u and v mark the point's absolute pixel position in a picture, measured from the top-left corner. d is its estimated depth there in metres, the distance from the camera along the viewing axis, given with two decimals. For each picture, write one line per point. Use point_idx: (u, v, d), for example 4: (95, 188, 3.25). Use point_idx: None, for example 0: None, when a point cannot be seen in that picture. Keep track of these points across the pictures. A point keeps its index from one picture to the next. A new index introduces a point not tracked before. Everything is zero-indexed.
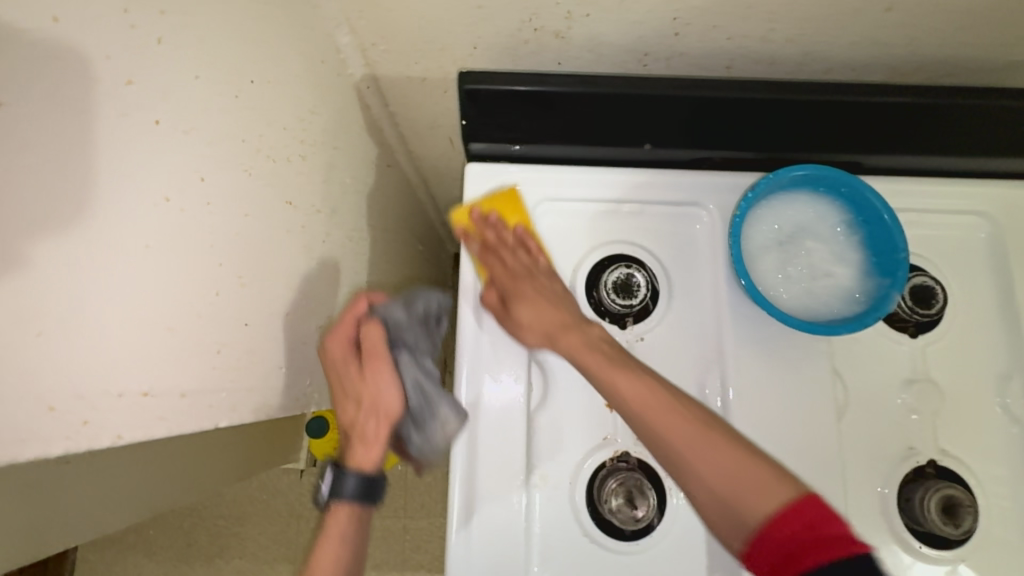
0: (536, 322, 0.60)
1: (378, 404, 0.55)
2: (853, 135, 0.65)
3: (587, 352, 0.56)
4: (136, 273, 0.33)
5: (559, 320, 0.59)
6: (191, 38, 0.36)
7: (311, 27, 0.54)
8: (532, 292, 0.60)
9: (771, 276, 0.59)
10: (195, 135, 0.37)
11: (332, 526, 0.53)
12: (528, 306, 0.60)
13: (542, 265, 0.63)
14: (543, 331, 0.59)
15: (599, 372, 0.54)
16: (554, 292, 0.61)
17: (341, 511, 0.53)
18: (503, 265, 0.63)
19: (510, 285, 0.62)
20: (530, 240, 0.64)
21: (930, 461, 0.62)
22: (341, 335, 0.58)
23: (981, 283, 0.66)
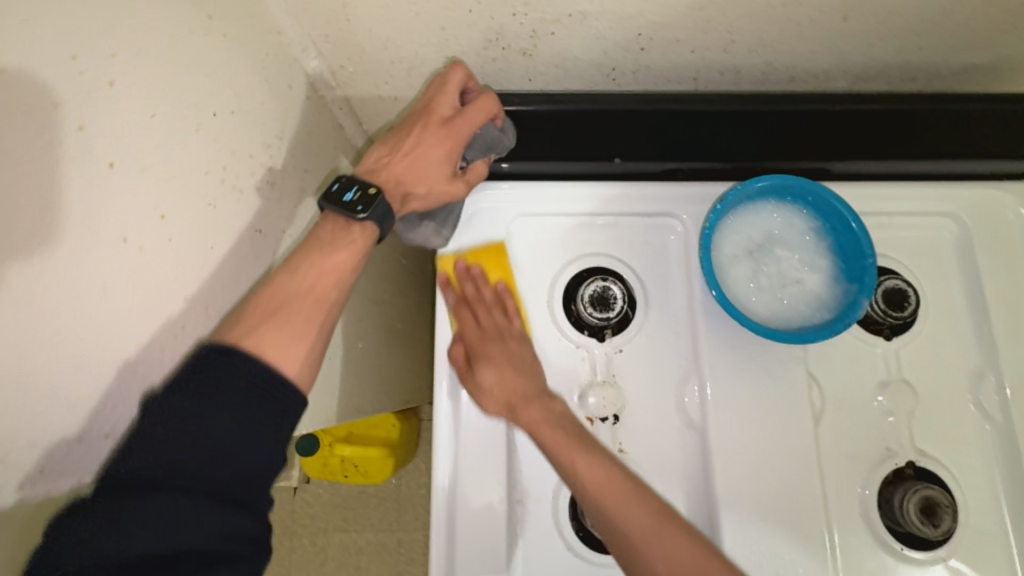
0: (502, 387, 0.59)
1: (461, 183, 0.59)
2: (815, 142, 0.67)
3: (547, 428, 0.57)
4: (90, 316, 0.33)
5: (526, 391, 0.59)
6: (145, 76, 0.36)
7: (275, 54, 0.54)
8: (502, 360, 0.60)
9: (742, 286, 0.59)
10: (152, 173, 0.37)
11: (339, 254, 0.50)
12: (494, 374, 0.60)
13: (516, 329, 0.63)
14: (506, 399, 0.59)
15: (555, 449, 0.56)
16: (524, 360, 0.61)
17: (366, 237, 0.52)
18: (477, 324, 0.63)
19: (479, 344, 0.61)
20: (509, 298, 0.64)
21: (909, 462, 0.62)
22: (478, 113, 0.57)
23: (951, 283, 0.68)
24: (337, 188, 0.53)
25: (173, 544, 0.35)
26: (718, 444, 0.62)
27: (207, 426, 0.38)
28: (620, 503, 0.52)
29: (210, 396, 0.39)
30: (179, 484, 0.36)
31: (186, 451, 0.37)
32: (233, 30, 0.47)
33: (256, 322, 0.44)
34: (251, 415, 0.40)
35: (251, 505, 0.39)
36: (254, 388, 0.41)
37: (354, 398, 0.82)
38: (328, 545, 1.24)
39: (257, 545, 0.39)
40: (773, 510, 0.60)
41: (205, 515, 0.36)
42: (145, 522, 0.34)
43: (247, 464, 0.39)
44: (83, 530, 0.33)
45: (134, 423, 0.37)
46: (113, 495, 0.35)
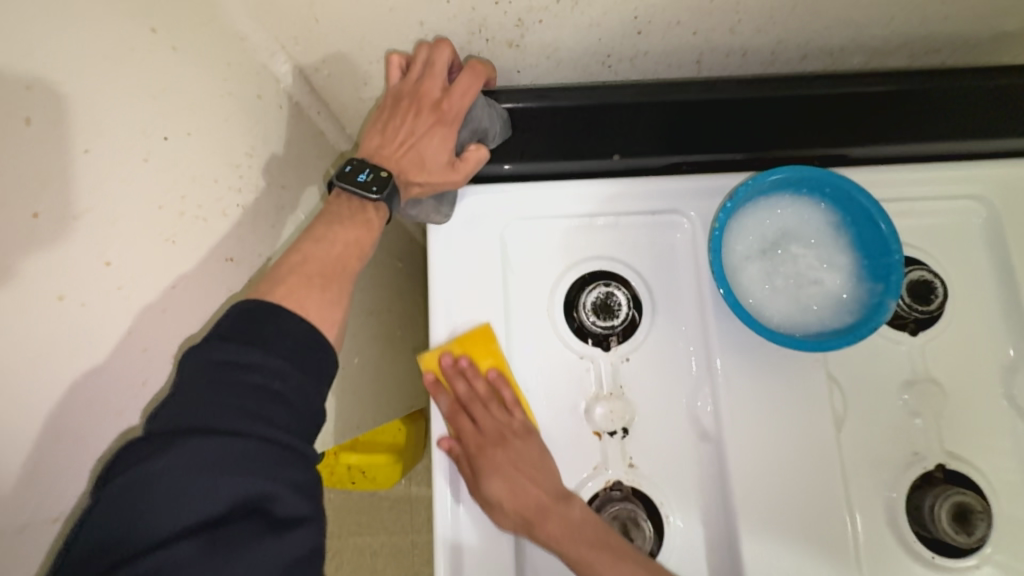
0: (511, 501, 0.54)
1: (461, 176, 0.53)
2: (830, 127, 0.61)
3: (569, 544, 0.52)
4: (28, 385, 0.31)
5: (536, 505, 0.53)
6: (72, 107, 0.32)
7: (238, 62, 0.50)
8: (508, 469, 0.54)
9: (757, 288, 0.55)
10: (91, 216, 0.34)
11: (357, 228, 0.48)
12: (502, 485, 0.54)
13: (518, 424, 0.57)
14: (520, 515, 0.54)
15: (580, 566, 0.51)
16: (530, 464, 0.55)
17: (380, 218, 0.50)
18: (475, 428, 0.57)
19: (480, 453, 0.56)
20: (505, 388, 0.58)
21: (938, 466, 0.58)
22: (468, 93, 0.52)
23: (981, 271, 0.63)
24: (350, 167, 0.50)
25: (226, 485, 0.34)
26: (733, 455, 0.58)
27: (258, 371, 0.38)
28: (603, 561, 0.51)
29: (259, 341, 0.39)
30: (230, 425, 0.36)
31: (237, 393, 0.37)
32: (184, 42, 0.42)
33: (292, 284, 0.44)
34: (297, 364, 0.40)
35: (299, 449, 0.38)
36: (301, 338, 0.41)
37: (353, 414, 0.79)
38: (339, 551, 1.23)
39: (306, 492, 0.38)
40: (793, 522, 0.57)
41: (256, 457, 0.35)
42: (199, 469, 0.34)
43: (295, 410, 0.39)
44: (143, 469, 0.34)
45: (184, 371, 0.37)
46: (170, 436, 0.35)
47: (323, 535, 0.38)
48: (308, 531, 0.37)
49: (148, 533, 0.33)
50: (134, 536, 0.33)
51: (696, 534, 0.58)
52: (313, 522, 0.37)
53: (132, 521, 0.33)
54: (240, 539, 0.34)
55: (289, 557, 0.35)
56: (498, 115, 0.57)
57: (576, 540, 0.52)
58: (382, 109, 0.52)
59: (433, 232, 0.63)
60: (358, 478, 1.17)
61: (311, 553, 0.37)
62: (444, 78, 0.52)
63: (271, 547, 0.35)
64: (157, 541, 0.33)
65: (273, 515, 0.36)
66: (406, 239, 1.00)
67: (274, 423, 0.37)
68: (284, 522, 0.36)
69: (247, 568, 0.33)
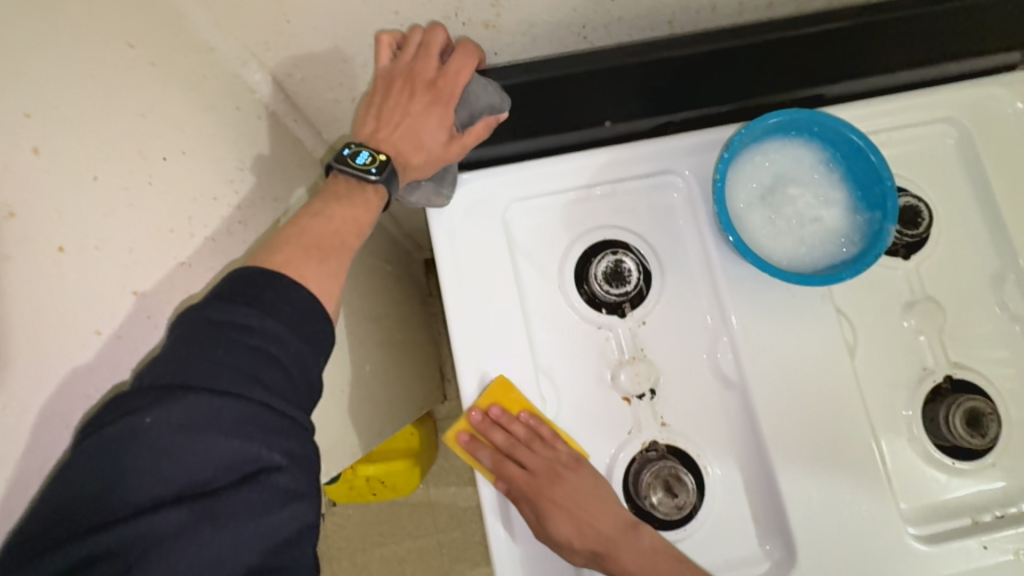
0: (581, 535, 0.54)
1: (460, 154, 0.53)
2: (806, 68, 0.63)
3: (640, 572, 0.53)
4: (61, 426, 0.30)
5: (606, 534, 0.54)
6: (74, 134, 0.31)
7: (213, 74, 0.47)
8: (571, 508, 0.55)
9: (763, 234, 0.56)
10: (110, 246, 0.32)
11: (355, 206, 0.46)
12: (569, 524, 0.55)
13: (565, 456, 0.57)
14: (589, 548, 0.55)
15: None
16: (589, 494, 0.55)
17: (380, 199, 0.48)
18: (523, 471, 0.56)
19: (541, 496, 0.55)
20: (546, 428, 0.58)
21: (946, 377, 0.62)
22: (463, 70, 0.51)
23: (959, 189, 0.66)
24: (349, 149, 0.48)
25: (220, 448, 0.32)
26: (759, 399, 0.60)
27: (256, 334, 0.35)
28: (669, 566, 0.53)
29: (258, 303, 0.36)
30: (226, 386, 0.33)
31: (233, 354, 0.34)
32: (162, 58, 0.40)
33: (293, 253, 0.41)
34: (298, 333, 0.37)
35: (296, 420, 0.35)
36: (304, 308, 0.38)
37: (374, 422, 0.78)
38: (370, 563, 1.22)
39: (300, 466, 0.34)
40: (824, 453, 0.59)
41: (252, 422, 0.33)
42: (192, 429, 0.32)
43: (295, 379, 0.36)
44: (127, 424, 0.31)
45: (174, 331, 0.34)
46: (160, 391, 0.32)
47: (315, 514, 0.35)
48: (299, 509, 0.34)
49: (133, 490, 0.30)
50: (119, 495, 0.30)
51: (734, 479, 0.60)
52: (306, 500, 0.34)
53: (117, 479, 0.30)
54: (231, 507, 0.31)
55: (276, 536, 0.32)
56: (498, 89, 0.56)
57: (645, 562, 0.53)
58: (374, 91, 0.51)
59: (435, 222, 0.62)
60: (377, 488, 1.15)
61: (301, 534, 0.34)
62: (435, 56, 0.51)
63: (260, 523, 0.32)
64: (142, 499, 0.30)
65: (266, 485, 0.32)
66: (391, 240, 0.97)
67: (271, 389, 0.34)
68: (276, 493, 0.33)
69: (233, 540, 0.31)
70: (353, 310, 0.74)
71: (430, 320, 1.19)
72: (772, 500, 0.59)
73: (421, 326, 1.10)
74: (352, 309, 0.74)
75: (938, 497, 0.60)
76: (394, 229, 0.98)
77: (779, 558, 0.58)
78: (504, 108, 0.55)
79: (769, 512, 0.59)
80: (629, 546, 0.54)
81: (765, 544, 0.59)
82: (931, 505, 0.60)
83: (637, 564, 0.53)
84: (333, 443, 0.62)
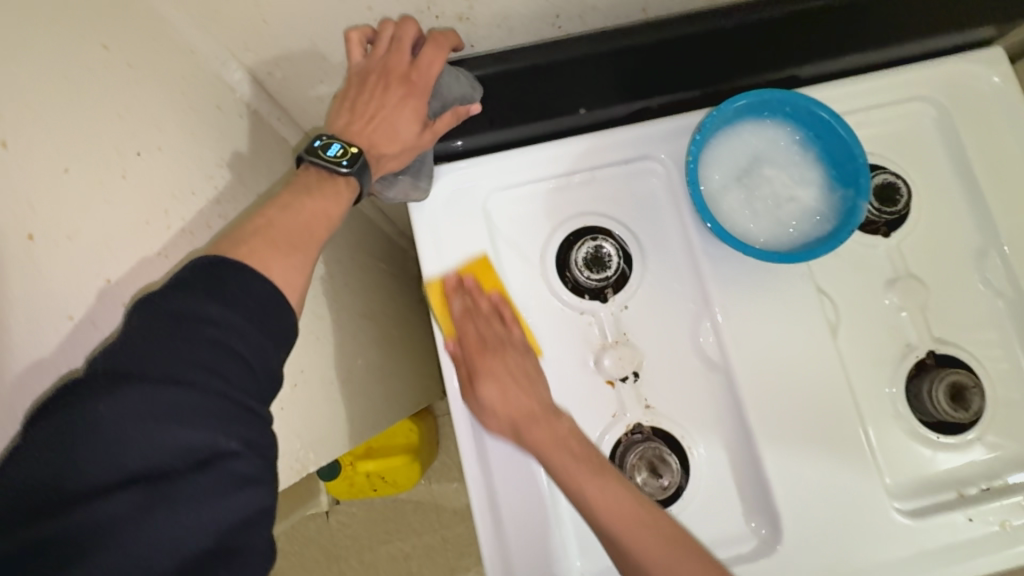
0: (502, 402, 0.54)
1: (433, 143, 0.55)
2: (779, 50, 0.63)
3: (555, 455, 0.52)
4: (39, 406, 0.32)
5: (528, 410, 0.54)
6: (46, 129, 0.32)
7: (191, 73, 0.48)
8: (506, 374, 0.55)
9: (739, 214, 0.57)
10: (82, 236, 0.34)
11: (326, 199, 0.47)
12: (495, 387, 0.55)
13: (517, 339, 0.58)
14: (509, 420, 0.54)
15: (564, 477, 0.51)
16: (525, 371, 0.56)
17: (350, 191, 0.48)
18: (474, 333, 0.57)
19: (478, 359, 0.56)
20: (507, 308, 0.59)
21: (929, 352, 0.62)
22: (436, 63, 0.52)
23: (939, 167, 0.66)
24: (320, 142, 0.49)
25: (176, 435, 0.32)
26: (742, 379, 0.60)
27: (217, 327, 0.35)
28: (588, 479, 0.50)
29: (218, 294, 0.37)
30: (182, 375, 0.33)
31: (192, 345, 0.34)
32: (138, 57, 0.41)
33: (268, 243, 0.42)
34: (258, 325, 0.37)
35: (254, 410, 0.36)
36: (265, 303, 0.38)
37: (367, 415, 0.79)
38: (373, 559, 1.23)
39: (257, 452, 0.35)
40: (808, 431, 0.60)
41: (208, 409, 0.33)
42: (148, 417, 0.32)
43: (254, 371, 0.37)
44: (81, 410, 0.31)
45: (132, 321, 0.35)
46: (115, 379, 0.32)
47: (272, 498, 0.36)
48: (256, 493, 0.34)
49: (86, 476, 0.30)
50: (68, 481, 0.30)
51: (719, 460, 0.61)
52: (263, 484, 0.35)
53: (66, 465, 0.30)
54: (186, 491, 0.32)
55: (231, 519, 0.33)
56: (470, 79, 0.58)
57: (564, 450, 0.51)
58: (348, 87, 0.51)
59: (416, 216, 0.63)
60: (378, 484, 1.16)
61: (258, 515, 0.34)
62: (408, 51, 0.52)
63: (215, 506, 0.32)
64: (93, 484, 0.30)
65: (222, 470, 0.33)
66: (384, 238, 0.98)
67: (230, 379, 0.35)
68: (231, 478, 0.33)
69: (186, 523, 0.31)
70: (343, 306, 0.75)
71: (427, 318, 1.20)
72: (758, 479, 0.59)
73: (417, 324, 1.10)
74: (343, 304, 0.75)
75: (927, 470, 0.60)
76: (386, 227, 0.99)
77: (765, 536, 0.59)
78: (476, 98, 0.57)
79: (754, 491, 0.60)
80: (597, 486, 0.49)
81: (752, 522, 0.60)
82: (917, 480, 0.60)
83: (575, 483, 0.50)
84: (322, 434, 0.64)
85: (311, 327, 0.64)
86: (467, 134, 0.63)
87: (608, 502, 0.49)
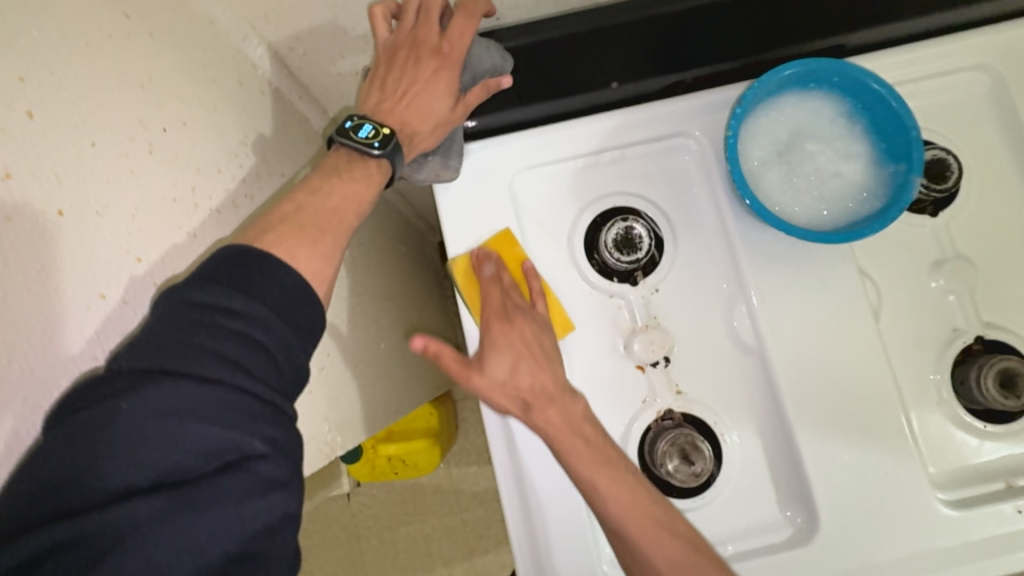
0: (514, 380, 0.52)
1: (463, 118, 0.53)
2: (821, 18, 0.60)
3: (568, 435, 0.51)
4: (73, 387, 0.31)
5: (543, 387, 0.52)
6: (69, 100, 0.31)
7: (212, 47, 0.47)
8: (520, 348, 0.53)
9: (779, 191, 0.54)
10: (110, 212, 0.33)
11: (356, 182, 0.44)
12: (504, 359, 0.53)
13: (541, 316, 0.56)
14: (520, 395, 0.52)
15: (575, 466, 0.50)
16: (543, 348, 0.54)
17: (382, 175, 0.46)
18: (497, 301, 0.56)
19: (489, 328, 0.54)
20: (534, 279, 0.58)
21: (977, 338, 0.58)
22: (467, 34, 0.50)
23: (994, 142, 0.62)
24: (352, 122, 0.46)
25: (200, 435, 0.31)
26: (778, 364, 0.58)
27: (240, 319, 0.34)
28: (597, 468, 0.49)
29: (244, 286, 0.35)
30: (206, 371, 0.32)
31: (216, 338, 0.33)
32: (160, 28, 0.40)
33: (295, 223, 0.40)
34: (285, 319, 0.36)
35: (280, 408, 0.34)
36: (293, 291, 0.36)
37: (390, 399, 0.78)
38: (394, 540, 1.25)
39: (283, 454, 0.34)
40: (846, 418, 0.57)
41: (233, 409, 0.32)
42: (172, 416, 0.30)
43: (279, 367, 0.35)
44: (105, 408, 0.29)
45: (155, 314, 0.33)
46: (139, 376, 0.30)
47: (297, 503, 0.34)
48: (282, 496, 0.33)
49: (109, 478, 0.29)
50: (90, 481, 0.29)
51: (754, 447, 0.59)
52: (288, 488, 0.33)
53: (88, 465, 0.29)
54: (209, 495, 0.30)
55: (256, 524, 0.31)
56: (500, 49, 0.55)
57: (572, 434, 0.51)
58: (377, 65, 0.49)
59: (442, 197, 0.61)
60: (398, 467, 1.17)
61: (283, 521, 0.33)
62: (436, 20, 0.49)
63: (240, 511, 0.31)
64: (115, 486, 0.29)
65: (247, 472, 0.32)
66: (404, 222, 0.97)
67: (254, 375, 0.33)
68: (258, 480, 0.32)
69: (211, 527, 0.29)
70: (366, 289, 0.73)
71: (446, 302, 1.18)
72: (794, 467, 0.58)
73: (437, 308, 1.09)
74: (365, 287, 0.74)
75: (970, 460, 0.58)
76: (405, 210, 0.98)
77: (801, 525, 0.57)
78: (507, 69, 0.54)
79: (790, 479, 0.58)
80: (595, 454, 0.50)
81: (787, 510, 0.58)
82: (959, 470, 0.58)
83: (585, 470, 0.49)
84: (347, 416, 0.63)
85: (335, 310, 0.63)
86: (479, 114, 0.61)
87: (614, 494, 0.49)
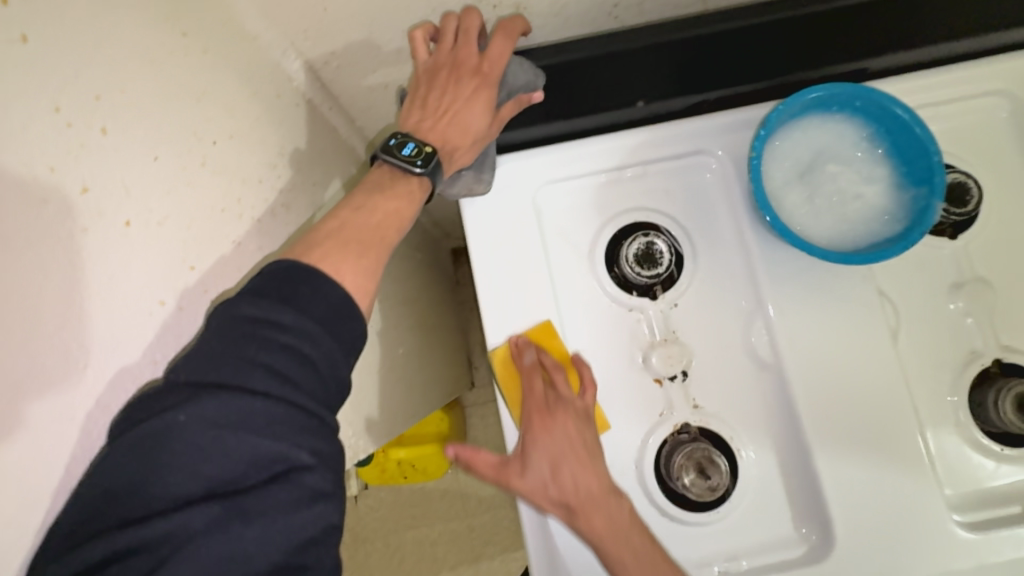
0: (556, 481, 0.51)
1: (497, 133, 0.54)
2: (844, 42, 0.61)
3: (609, 539, 0.50)
4: (132, 386, 0.33)
5: (587, 491, 0.51)
6: (136, 115, 0.33)
7: (255, 61, 0.49)
8: (564, 449, 0.52)
9: (800, 211, 0.55)
10: (169, 223, 0.35)
11: (398, 197, 0.46)
12: (548, 468, 0.52)
13: (583, 406, 0.55)
14: (562, 501, 0.51)
15: (602, 547, 0.51)
16: (587, 450, 0.53)
17: (423, 190, 0.48)
18: (547, 412, 0.54)
19: (532, 442, 0.53)
20: (586, 373, 0.57)
21: (995, 360, 0.59)
22: (505, 54, 0.52)
23: (1014, 167, 0.62)
24: (395, 139, 0.48)
25: (251, 446, 0.32)
26: (796, 381, 0.59)
27: (288, 331, 0.35)
28: (643, 574, 0.49)
29: (293, 300, 0.36)
30: (256, 383, 0.33)
31: (267, 351, 0.34)
32: (212, 45, 0.42)
33: (335, 236, 0.41)
34: (329, 331, 0.37)
35: (324, 418, 0.35)
36: (337, 304, 0.38)
37: (406, 406, 0.79)
38: (400, 544, 1.25)
39: (328, 465, 0.34)
40: (862, 438, 0.58)
41: (281, 421, 0.33)
42: (226, 428, 0.31)
43: (324, 378, 0.36)
44: (165, 420, 0.31)
45: (211, 327, 0.35)
46: (195, 389, 0.32)
47: (340, 514, 0.35)
48: (328, 508, 0.34)
49: (169, 486, 0.30)
50: (152, 489, 0.30)
51: (771, 465, 0.60)
52: (333, 499, 0.34)
53: (150, 474, 0.30)
54: (259, 505, 0.31)
55: (303, 534, 0.32)
56: (532, 66, 0.57)
57: (622, 543, 0.50)
58: (418, 84, 0.51)
59: (468, 210, 0.62)
60: (408, 472, 1.17)
61: (324, 533, 0.33)
62: (476, 42, 0.51)
63: (289, 522, 0.32)
64: (174, 494, 0.30)
65: (295, 484, 0.32)
66: (421, 230, 0.98)
67: (300, 387, 0.34)
68: (304, 491, 0.33)
69: (260, 537, 0.31)
70: (387, 297, 0.75)
71: (459, 309, 1.19)
72: (810, 483, 0.58)
73: (450, 316, 1.10)
74: (387, 295, 0.75)
75: (986, 483, 0.58)
76: (423, 219, 0.99)
77: (815, 543, 0.57)
78: (540, 85, 0.57)
79: (806, 496, 0.58)
80: (635, 560, 0.50)
81: (801, 527, 0.58)
82: (975, 493, 0.58)
83: None
84: (367, 420, 0.64)
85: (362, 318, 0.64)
86: (507, 129, 0.63)
87: None
